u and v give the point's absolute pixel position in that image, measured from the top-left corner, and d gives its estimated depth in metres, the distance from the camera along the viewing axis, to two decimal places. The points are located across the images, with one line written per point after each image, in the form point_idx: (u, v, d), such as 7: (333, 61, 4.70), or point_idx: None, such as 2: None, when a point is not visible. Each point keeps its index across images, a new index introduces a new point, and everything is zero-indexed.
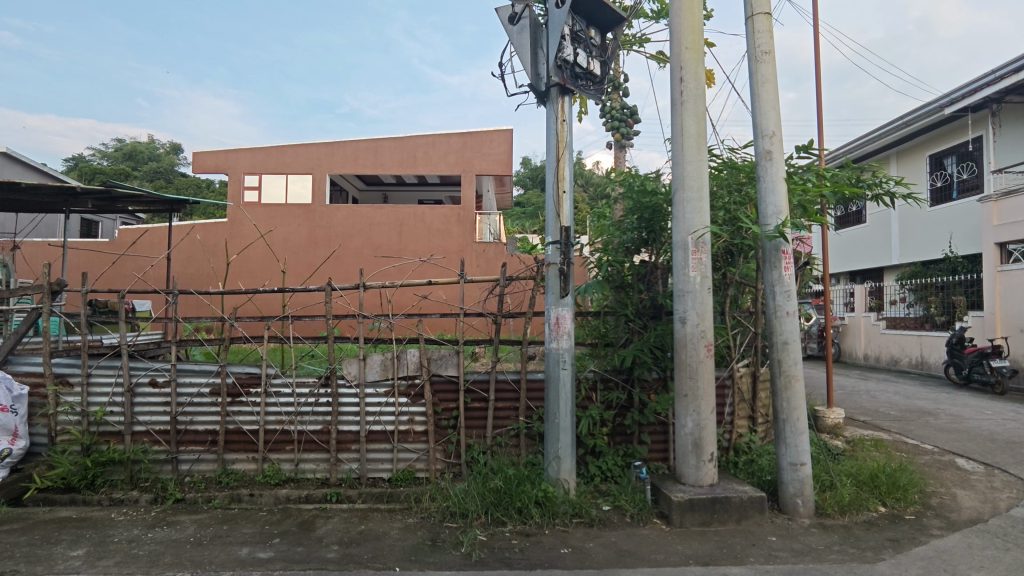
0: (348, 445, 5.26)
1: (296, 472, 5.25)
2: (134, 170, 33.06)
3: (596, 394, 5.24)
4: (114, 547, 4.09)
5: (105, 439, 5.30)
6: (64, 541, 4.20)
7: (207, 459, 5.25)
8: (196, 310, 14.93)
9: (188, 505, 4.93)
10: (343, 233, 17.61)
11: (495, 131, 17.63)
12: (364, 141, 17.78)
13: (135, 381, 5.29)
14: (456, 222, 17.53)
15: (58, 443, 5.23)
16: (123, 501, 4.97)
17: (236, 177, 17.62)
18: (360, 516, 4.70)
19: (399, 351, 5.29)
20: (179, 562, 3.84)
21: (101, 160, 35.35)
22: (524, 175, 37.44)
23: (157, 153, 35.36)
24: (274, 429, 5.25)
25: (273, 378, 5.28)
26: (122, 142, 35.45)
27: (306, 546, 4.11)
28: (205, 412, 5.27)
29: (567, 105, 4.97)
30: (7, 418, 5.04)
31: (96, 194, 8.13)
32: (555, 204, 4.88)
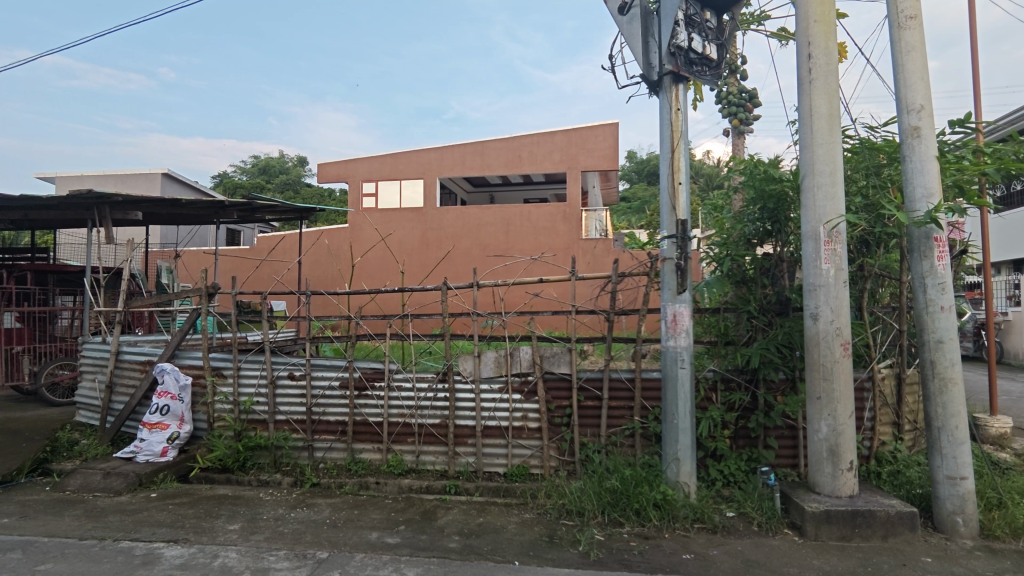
0: (465, 439, 5.43)
1: (417, 463, 5.50)
2: (268, 182, 36.44)
3: (716, 395, 4.99)
4: (264, 524, 4.53)
5: (253, 427, 5.87)
6: (223, 516, 4.71)
7: (338, 448, 5.66)
8: (324, 310, 16.23)
9: (323, 490, 5.35)
10: (454, 234, 18.24)
11: (600, 126, 17.33)
12: (471, 144, 18.29)
13: (276, 375, 5.81)
14: (562, 219, 17.54)
15: (216, 429, 5.87)
16: (269, 483, 5.50)
17: (356, 185, 18.84)
18: (478, 509, 4.83)
19: (512, 349, 5.36)
20: (319, 542, 4.17)
21: (241, 176, 39.38)
22: (631, 169, 36.67)
23: (287, 167, 38.73)
24: (397, 422, 5.55)
25: (395, 373, 5.56)
26: (258, 158, 39.28)
27: (429, 535, 4.29)
28: (335, 404, 5.68)
29: (681, 93, 4.77)
30: (176, 405, 5.82)
31: (241, 206, 9.03)
32: (670, 197, 4.71)
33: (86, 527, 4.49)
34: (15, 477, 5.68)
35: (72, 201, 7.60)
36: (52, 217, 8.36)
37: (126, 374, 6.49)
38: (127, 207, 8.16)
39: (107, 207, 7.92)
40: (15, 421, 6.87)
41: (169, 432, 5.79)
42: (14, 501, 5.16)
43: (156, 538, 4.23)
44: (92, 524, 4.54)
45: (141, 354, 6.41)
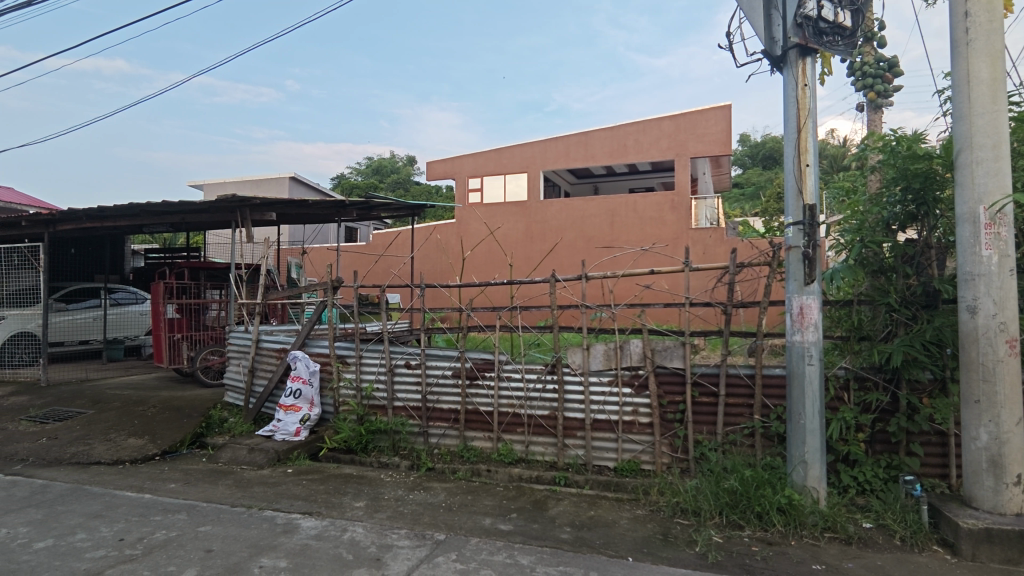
0: (574, 431, 5.41)
1: (526, 453, 5.57)
2: (381, 181, 38.55)
3: (849, 395, 4.58)
4: (386, 504, 4.82)
5: (374, 411, 6.25)
6: (349, 493, 5.07)
7: (451, 435, 5.87)
8: (435, 302, 16.94)
9: (437, 474, 5.60)
10: (558, 227, 18.24)
11: (711, 110, 16.49)
12: (575, 136, 18.17)
13: (394, 363, 6.13)
14: (670, 208, 16.95)
15: (341, 413, 6.32)
16: (388, 465, 5.84)
17: (463, 181, 19.41)
18: (589, 502, 4.81)
19: (622, 341, 5.26)
20: (436, 523, 4.36)
21: (356, 177, 42.08)
22: (744, 152, 34.63)
23: (397, 166, 40.82)
24: (507, 411, 5.65)
25: (505, 364, 5.65)
26: (371, 159, 41.72)
27: (541, 525, 4.34)
28: (448, 392, 5.89)
29: (809, 67, 4.41)
30: (307, 389, 6.36)
31: (360, 205, 9.63)
32: (796, 180, 4.38)
33: (235, 495, 5.03)
34: (178, 447, 6.53)
35: (219, 205, 8.49)
36: (203, 220, 9.40)
37: (265, 359, 7.17)
38: (264, 209, 8.98)
39: (247, 210, 8.76)
40: (178, 399, 7.85)
41: (301, 414, 6.35)
42: (179, 469, 5.91)
43: (294, 509, 4.64)
44: (240, 493, 5.08)
45: (277, 342, 7.06)
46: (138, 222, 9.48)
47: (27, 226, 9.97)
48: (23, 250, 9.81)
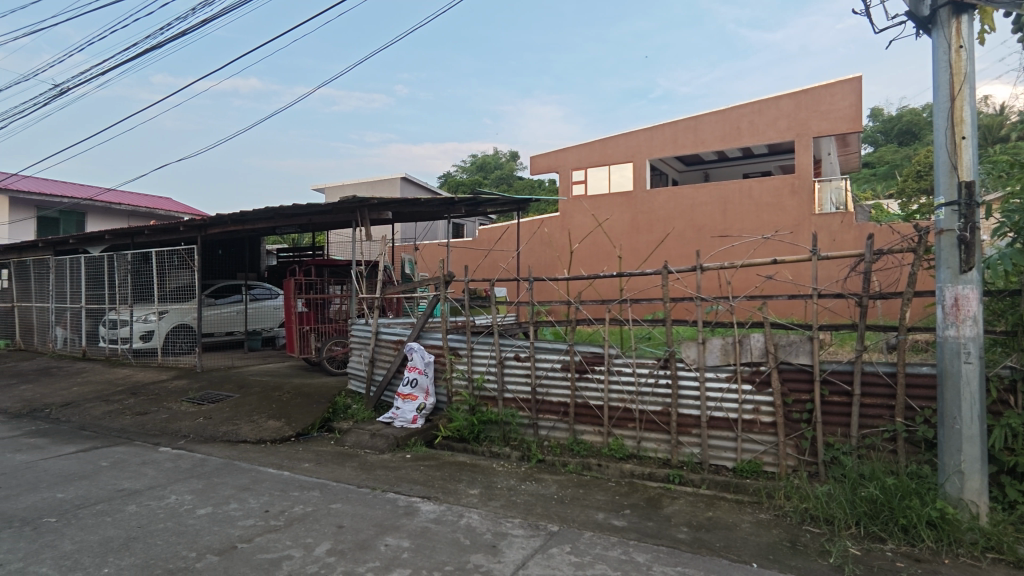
0: (689, 428, 5.21)
1: (639, 449, 5.44)
2: (485, 178, 39.49)
3: (1017, 398, 4.02)
4: (499, 492, 4.93)
5: (485, 402, 6.40)
6: (464, 480, 5.25)
7: (561, 428, 5.87)
8: (546, 295, 17.19)
9: (548, 466, 5.64)
10: (666, 217, 17.63)
11: (838, 84, 15.07)
12: (683, 121, 17.46)
13: (504, 355, 6.25)
14: (790, 193, 15.81)
15: (454, 403, 6.55)
16: (500, 456, 5.97)
17: (567, 173, 19.37)
18: (707, 502, 4.62)
19: (741, 336, 4.97)
20: (549, 515, 4.39)
21: (461, 175, 43.52)
22: (875, 128, 31.44)
23: (501, 162, 41.59)
24: (618, 406, 5.55)
25: (615, 358, 5.56)
26: (476, 157, 42.93)
27: (656, 523, 4.23)
28: (558, 385, 5.90)
29: (965, 26, 3.88)
30: (422, 379, 6.65)
31: (468, 201, 9.91)
32: (950, 155, 3.89)
33: (361, 477, 5.39)
34: (310, 430, 7.11)
35: (341, 206, 9.10)
36: (328, 221, 10.15)
37: (384, 350, 7.59)
38: (381, 208, 9.50)
39: (366, 210, 9.29)
40: (308, 386, 8.55)
41: (418, 403, 6.65)
42: (311, 450, 6.44)
43: (413, 493, 4.88)
44: (365, 475, 5.43)
45: (395, 334, 7.45)
46: (273, 224, 10.42)
47: (183, 231, 11.32)
48: (181, 252, 11.14)
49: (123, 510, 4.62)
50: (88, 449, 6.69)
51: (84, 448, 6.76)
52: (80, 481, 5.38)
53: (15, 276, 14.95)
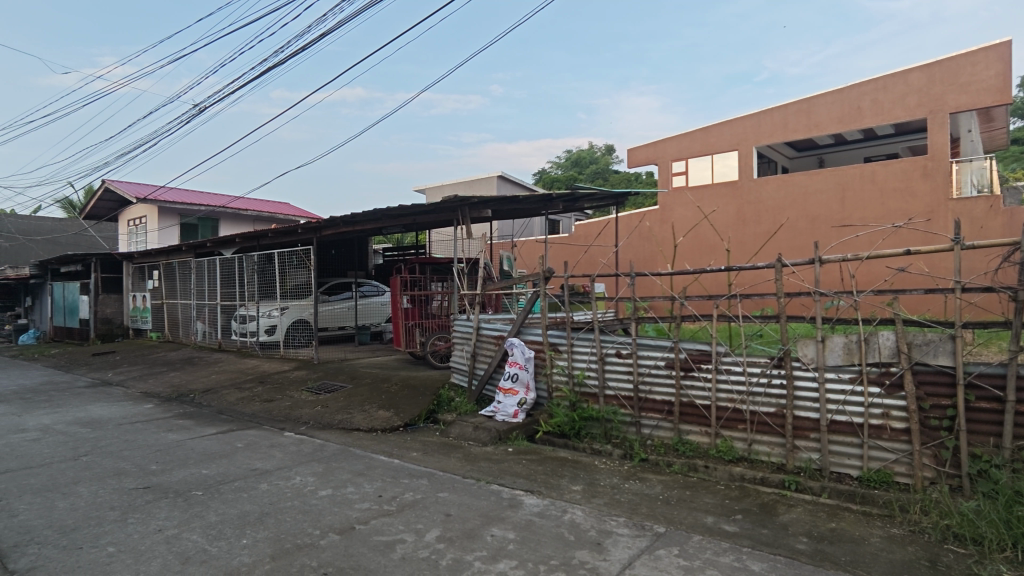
0: (806, 432, 4.86)
1: (750, 452, 5.16)
2: (580, 173, 39.29)
3: None
4: (602, 490, 4.88)
5: (586, 399, 6.36)
6: (567, 476, 5.26)
7: (665, 427, 5.71)
8: (651, 291, 16.91)
9: (651, 465, 5.50)
10: (775, 207, 16.59)
11: (982, 51, 13.39)
12: (794, 103, 16.33)
13: (605, 352, 6.17)
14: (921, 176, 14.32)
15: (555, 398, 6.58)
16: (601, 453, 5.91)
17: (666, 165, 18.78)
18: (829, 513, 4.29)
19: (867, 334, 4.57)
20: (655, 515, 4.29)
21: (556, 171, 43.63)
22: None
23: (596, 157, 41.17)
24: (727, 406, 5.30)
25: (724, 356, 5.31)
26: (571, 153, 42.86)
27: (771, 531, 4.00)
28: (662, 383, 5.73)
29: None
30: (523, 374, 6.74)
31: (565, 197, 9.89)
32: None
33: (466, 467, 5.57)
34: (417, 421, 7.44)
35: (443, 205, 9.41)
36: (430, 220, 10.55)
37: (485, 345, 7.77)
38: (481, 207, 9.72)
39: (466, 208, 9.55)
40: (414, 379, 8.96)
41: (518, 398, 6.76)
42: (418, 440, 6.74)
43: (517, 486, 4.97)
44: (470, 466, 5.60)
45: (496, 329, 7.59)
46: (380, 225, 10.98)
47: (302, 233, 12.25)
48: (300, 252, 12.09)
49: (257, 487, 5.09)
50: (225, 431, 7.43)
51: (222, 430, 7.52)
52: (220, 460, 5.99)
53: (163, 276, 16.93)
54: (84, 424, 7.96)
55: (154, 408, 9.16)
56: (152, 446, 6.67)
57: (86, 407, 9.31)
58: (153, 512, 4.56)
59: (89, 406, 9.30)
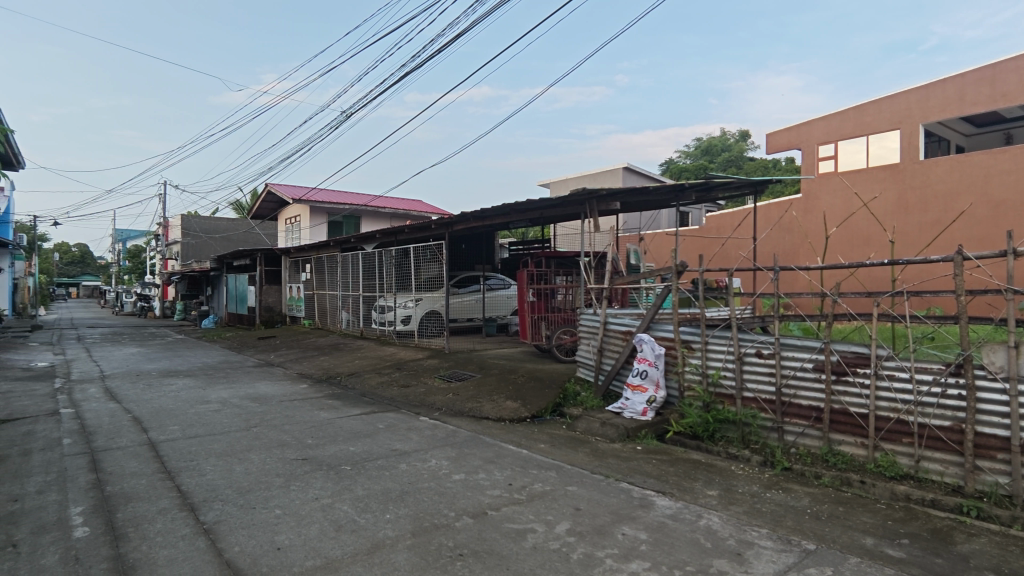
0: (991, 452, 4.20)
1: (917, 470, 4.58)
2: (712, 162, 37.35)
3: None
4: (741, 497, 4.60)
5: (721, 400, 6.03)
6: (701, 480, 5.01)
7: (812, 435, 5.24)
8: (793, 287, 15.98)
9: (797, 476, 5.08)
10: (947, 192, 14.52)
11: None
12: (974, 72, 14.17)
13: (744, 351, 5.78)
14: None
15: (687, 398, 6.31)
16: (738, 458, 5.56)
17: (812, 149, 17.36)
18: (1023, 548, 3.68)
19: None
20: (803, 531, 3.95)
21: (685, 160, 41.94)
22: None
23: (729, 144, 38.99)
24: (889, 416, 4.73)
25: (886, 360, 4.74)
26: (702, 141, 40.95)
27: (948, 561, 3.51)
28: (809, 387, 5.26)
29: None
30: (652, 371, 6.55)
31: (698, 186, 9.39)
32: None
33: (594, 463, 5.52)
34: (543, 413, 7.53)
35: (571, 198, 9.35)
36: (557, 214, 10.56)
37: (613, 340, 7.64)
38: (609, 199, 9.52)
39: (594, 201, 9.42)
40: (541, 371, 9.08)
41: (648, 395, 6.57)
42: (546, 432, 6.81)
43: (648, 486, 4.83)
44: (598, 462, 5.55)
45: (624, 325, 7.44)
46: (508, 220, 11.21)
47: (435, 228, 12.87)
48: (433, 247, 12.73)
49: (397, 467, 5.45)
50: (368, 412, 8.06)
51: (365, 411, 8.16)
52: (366, 439, 6.50)
53: (314, 269, 18.70)
54: (252, 399, 9.05)
55: (308, 388, 10.19)
56: (308, 422, 7.42)
57: (254, 384, 10.60)
58: (310, 482, 5.07)
59: (257, 384, 10.55)
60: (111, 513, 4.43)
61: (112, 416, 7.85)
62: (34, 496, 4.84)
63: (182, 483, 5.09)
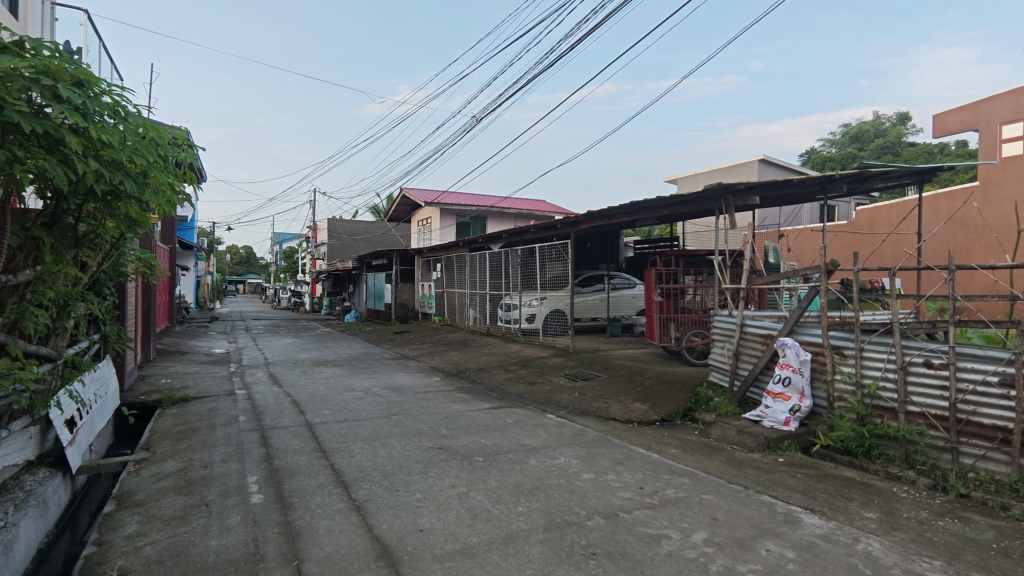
0: None
1: None
2: (863, 150, 33.77)
3: None
4: (906, 523, 4.12)
5: (879, 413, 5.45)
6: (856, 500, 4.56)
7: (996, 460, 4.56)
8: (967, 288, 14.13)
9: (976, 505, 4.44)
10: None
11: None
12: None
13: (908, 360, 5.17)
14: None
15: (837, 409, 5.78)
16: (901, 479, 4.99)
17: (990, 129, 15.09)
18: None
19: None
20: (987, 568, 3.45)
21: (830, 149, 38.38)
22: None
23: (883, 129, 35.09)
24: None
25: None
26: (851, 127, 37.22)
27: None
28: (993, 405, 4.58)
29: None
30: (797, 379, 6.09)
31: (850, 177, 8.56)
32: None
33: (731, 472, 5.24)
34: (673, 417, 7.29)
35: (705, 194, 8.95)
36: (689, 210, 10.15)
37: (750, 344, 7.18)
38: (747, 194, 8.96)
39: (731, 196, 8.94)
40: (670, 373, 8.80)
41: (791, 404, 6.12)
42: (677, 437, 6.59)
43: (794, 501, 4.49)
44: (735, 471, 5.26)
45: (763, 328, 6.97)
46: (636, 218, 10.99)
47: (560, 228, 12.96)
48: (558, 246, 12.83)
49: (527, 462, 5.57)
50: (497, 407, 8.33)
51: (494, 406, 8.44)
52: (496, 433, 6.73)
53: (444, 268, 19.65)
54: (391, 389, 9.74)
55: (440, 381, 10.76)
56: (442, 414, 7.83)
57: (393, 375, 11.40)
58: (446, 470, 5.35)
59: (394, 375, 11.33)
60: (280, 484, 5.00)
61: (276, 399, 8.87)
62: (219, 464, 5.60)
63: (335, 462, 5.61)
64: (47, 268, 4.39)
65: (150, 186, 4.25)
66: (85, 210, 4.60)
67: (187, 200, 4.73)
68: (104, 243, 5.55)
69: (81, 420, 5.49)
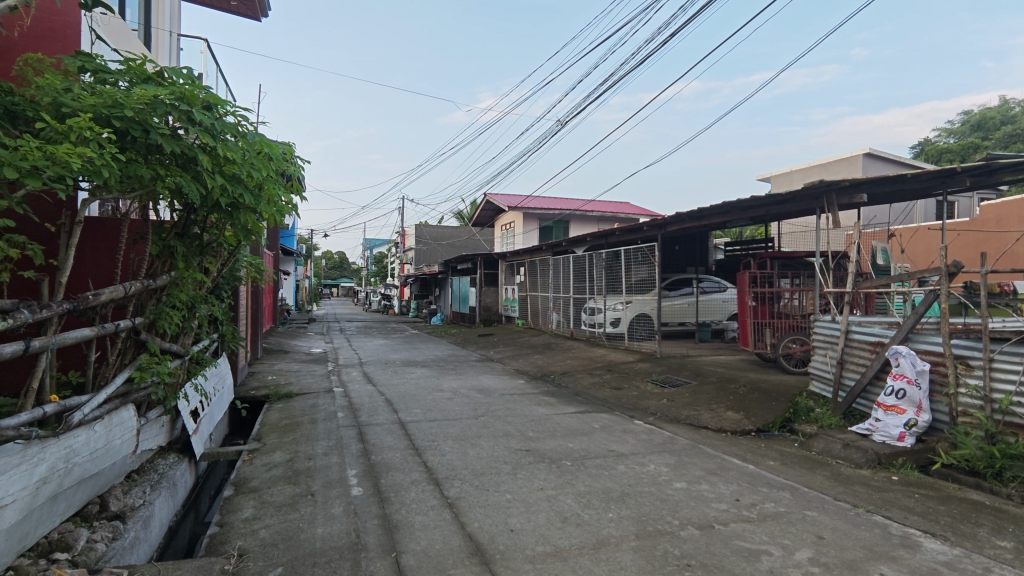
0: None
1: None
2: (987, 139, 30.56)
3: None
4: None
5: (1012, 431, 4.91)
6: (986, 526, 4.14)
7: None
8: None
9: None
10: None
11: None
12: None
13: None
14: None
15: (961, 425, 5.25)
16: None
17: None
18: None
19: None
20: None
21: (947, 138, 35.04)
22: None
23: (1011, 114, 31.61)
24: None
25: None
26: (972, 115, 33.84)
27: None
28: None
29: None
30: (913, 391, 5.60)
31: (974, 169, 7.78)
32: None
33: (837, 489, 4.91)
34: (770, 428, 6.93)
35: (805, 192, 8.45)
36: (786, 210, 9.62)
37: (857, 352, 6.68)
38: (853, 190, 8.36)
39: (834, 193, 8.37)
40: (766, 382, 8.37)
41: (906, 418, 5.64)
42: (774, 449, 6.26)
43: (910, 524, 4.14)
44: (842, 488, 4.93)
45: (872, 335, 6.47)
46: (727, 219, 10.58)
47: (646, 230, 12.70)
48: (644, 248, 12.57)
49: (616, 468, 5.50)
50: (583, 411, 8.29)
51: (580, 410, 8.41)
52: (583, 437, 6.70)
53: (528, 272, 19.81)
54: (478, 391, 9.95)
55: (525, 384, 10.87)
56: (529, 416, 7.90)
57: (479, 377, 11.64)
58: (534, 472, 5.40)
59: (481, 377, 11.56)
60: (377, 479, 5.26)
61: (371, 397, 9.32)
62: (321, 456, 5.97)
63: (427, 460, 5.81)
64: (179, 273, 4.88)
65: (265, 198, 4.63)
66: (209, 221, 5.07)
67: (294, 210, 5.11)
68: (224, 250, 6.10)
69: (203, 410, 6.04)
